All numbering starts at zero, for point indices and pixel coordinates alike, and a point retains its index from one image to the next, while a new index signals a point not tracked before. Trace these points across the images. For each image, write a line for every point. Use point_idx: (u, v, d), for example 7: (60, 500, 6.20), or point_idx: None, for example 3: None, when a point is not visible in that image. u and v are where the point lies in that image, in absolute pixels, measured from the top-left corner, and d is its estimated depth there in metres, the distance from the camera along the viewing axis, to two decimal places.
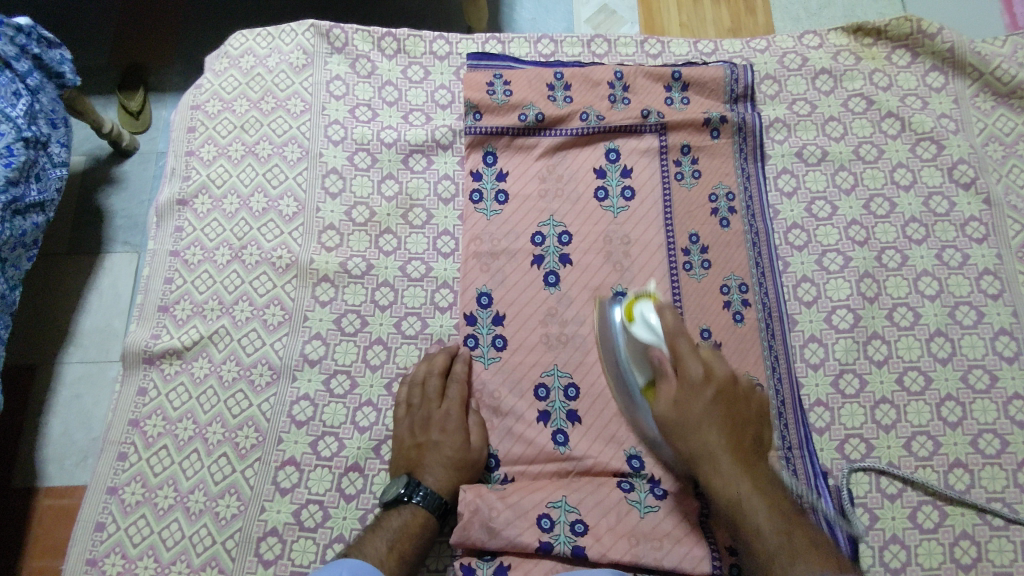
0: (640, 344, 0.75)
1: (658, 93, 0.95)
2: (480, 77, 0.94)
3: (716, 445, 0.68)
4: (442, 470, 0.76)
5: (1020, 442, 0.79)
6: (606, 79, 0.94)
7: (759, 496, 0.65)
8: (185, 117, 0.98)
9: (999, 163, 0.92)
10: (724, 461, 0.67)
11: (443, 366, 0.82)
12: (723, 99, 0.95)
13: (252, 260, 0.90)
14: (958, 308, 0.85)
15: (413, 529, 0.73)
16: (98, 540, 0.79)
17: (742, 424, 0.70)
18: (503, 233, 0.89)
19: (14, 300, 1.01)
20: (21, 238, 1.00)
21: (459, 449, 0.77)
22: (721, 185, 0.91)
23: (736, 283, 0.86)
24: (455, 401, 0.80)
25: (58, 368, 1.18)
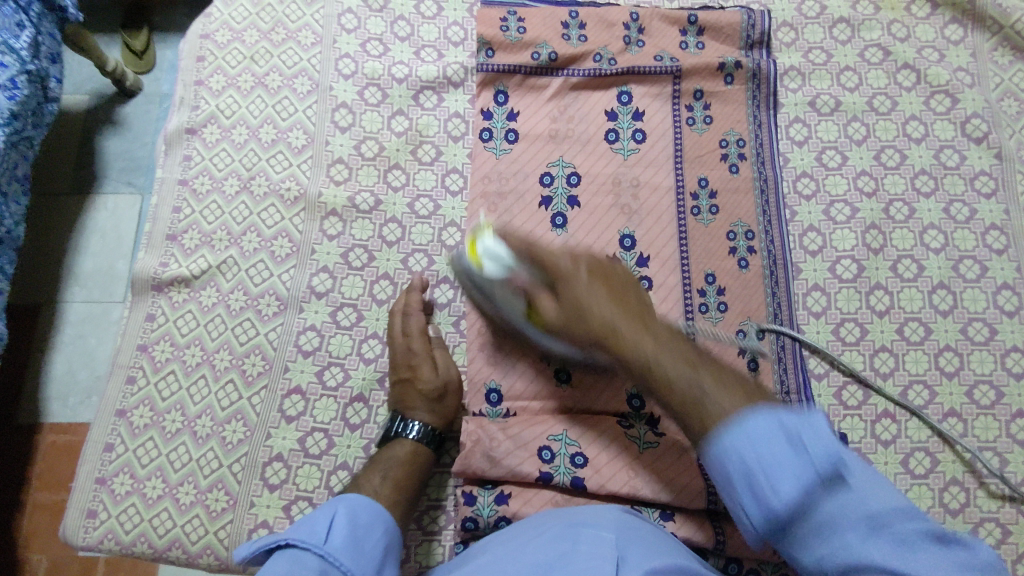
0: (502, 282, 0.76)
1: (673, 36, 0.93)
2: (494, 13, 0.93)
3: (613, 318, 0.66)
4: (424, 401, 0.78)
5: (1013, 393, 0.81)
6: (621, 20, 0.93)
7: (667, 355, 0.62)
8: (193, 46, 0.96)
9: (1014, 118, 0.91)
10: (639, 346, 0.64)
11: (404, 306, 0.83)
12: (739, 45, 0.94)
13: (261, 192, 0.90)
14: (962, 261, 0.85)
15: (408, 457, 0.75)
16: (107, 460, 0.81)
17: (623, 292, 0.69)
18: (512, 172, 0.89)
19: (17, 235, 1.02)
20: (15, 171, 1.00)
21: (433, 378, 0.79)
22: (732, 131, 0.90)
23: (742, 229, 0.86)
24: (422, 336, 0.81)
25: (60, 309, 1.19)
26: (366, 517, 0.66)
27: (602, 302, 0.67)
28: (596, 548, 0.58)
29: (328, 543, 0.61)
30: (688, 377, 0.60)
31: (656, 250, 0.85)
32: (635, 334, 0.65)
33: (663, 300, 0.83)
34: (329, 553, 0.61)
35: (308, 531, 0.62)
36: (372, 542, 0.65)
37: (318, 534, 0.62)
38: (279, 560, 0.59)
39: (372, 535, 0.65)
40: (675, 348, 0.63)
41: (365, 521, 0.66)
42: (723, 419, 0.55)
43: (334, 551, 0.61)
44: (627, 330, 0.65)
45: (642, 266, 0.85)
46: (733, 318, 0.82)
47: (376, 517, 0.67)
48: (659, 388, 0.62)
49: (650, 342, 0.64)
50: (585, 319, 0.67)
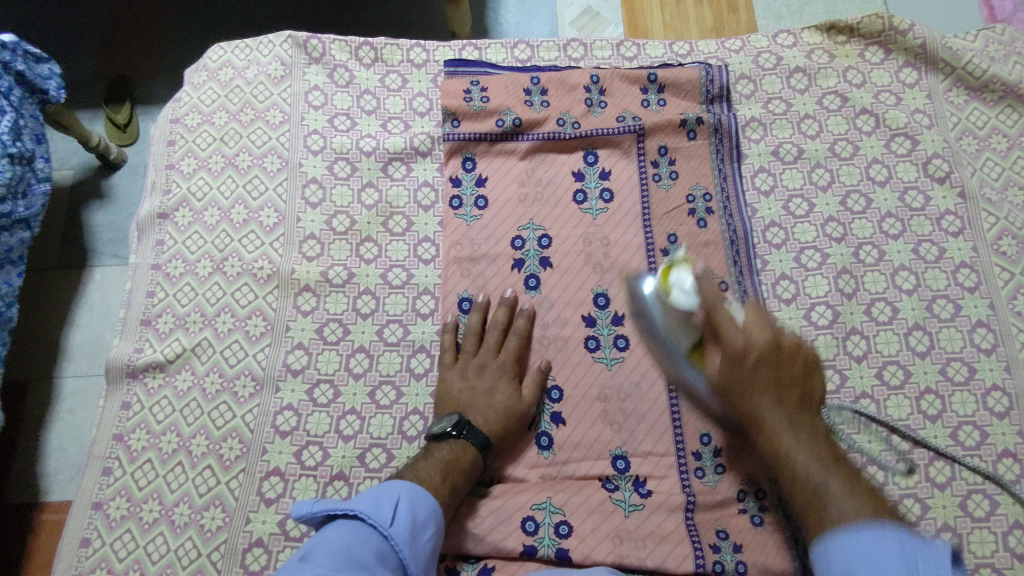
0: (679, 313, 0.75)
1: (634, 96, 0.95)
2: (457, 84, 0.95)
3: (766, 411, 0.65)
4: (492, 412, 0.78)
5: (998, 432, 0.80)
6: (582, 83, 0.95)
7: (799, 447, 0.63)
8: (165, 131, 0.98)
9: (974, 157, 0.92)
10: (761, 404, 0.65)
11: (505, 320, 0.84)
12: (699, 100, 0.95)
13: (234, 272, 0.90)
14: (935, 301, 0.86)
15: (464, 463, 0.74)
16: (84, 556, 0.79)
17: (789, 384, 0.66)
18: (482, 238, 0.89)
19: (9, 317, 1.00)
20: (7, 254, 1.00)
21: (509, 397, 0.79)
22: (698, 186, 0.91)
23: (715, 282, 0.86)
24: (511, 354, 0.83)
25: (50, 383, 1.18)
26: (426, 510, 0.67)
27: (772, 413, 0.65)
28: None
29: (392, 526, 0.63)
30: (820, 472, 0.60)
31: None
32: (780, 428, 0.64)
33: (641, 357, 0.83)
34: (392, 535, 0.62)
35: (374, 508, 0.64)
36: (425, 536, 0.65)
37: (384, 513, 0.63)
38: (344, 530, 0.62)
39: (427, 528, 0.66)
40: (818, 442, 0.63)
41: (423, 513, 0.66)
42: (846, 522, 0.55)
43: (397, 535, 0.63)
44: (774, 425, 0.64)
45: (617, 325, 0.84)
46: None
47: (431, 512, 0.67)
48: (787, 478, 0.62)
49: (784, 424, 0.64)
50: (756, 416, 0.65)
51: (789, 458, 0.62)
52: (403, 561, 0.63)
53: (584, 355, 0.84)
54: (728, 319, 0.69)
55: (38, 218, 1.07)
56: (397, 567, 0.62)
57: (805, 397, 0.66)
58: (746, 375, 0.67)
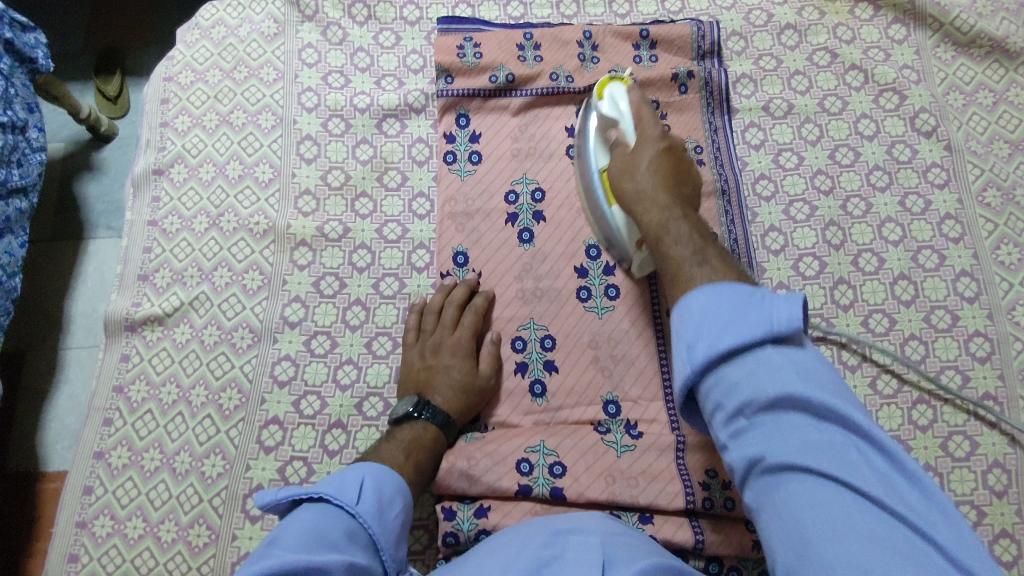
0: (618, 180, 0.75)
1: (626, 51, 0.96)
2: (451, 40, 0.95)
3: (686, 241, 0.64)
4: (450, 391, 0.78)
5: (980, 377, 0.82)
6: (575, 38, 0.95)
7: (708, 272, 0.59)
8: (158, 89, 0.98)
9: (960, 111, 0.94)
10: (677, 249, 0.64)
11: (462, 297, 0.84)
12: (691, 56, 0.96)
13: (230, 228, 0.91)
14: (920, 252, 0.87)
15: (425, 442, 0.75)
16: (87, 503, 0.81)
17: (706, 236, 0.66)
18: (477, 192, 0.90)
19: (14, 286, 1.01)
20: (5, 221, 1.00)
21: (467, 372, 0.80)
22: (689, 140, 0.92)
23: None
24: (469, 329, 0.82)
25: (55, 353, 1.18)
26: (390, 490, 0.66)
27: (685, 228, 0.66)
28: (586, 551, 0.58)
29: (358, 504, 0.62)
30: (725, 288, 0.56)
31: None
32: (693, 261, 0.62)
33: (632, 305, 0.84)
34: (360, 513, 0.62)
35: (339, 490, 0.62)
36: (393, 514, 0.65)
37: (349, 493, 0.63)
38: (306, 512, 0.60)
39: (394, 508, 0.65)
40: (717, 275, 0.58)
41: (388, 492, 0.66)
42: (728, 311, 0.52)
43: (364, 513, 0.62)
44: (689, 259, 0.62)
45: (609, 275, 0.86)
46: None
47: (397, 489, 0.67)
48: (672, 270, 0.63)
49: (687, 238, 0.64)
50: (672, 218, 0.67)
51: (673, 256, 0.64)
52: (372, 539, 0.61)
53: (577, 305, 0.85)
54: (657, 176, 0.71)
55: (35, 185, 1.08)
56: (367, 545, 0.61)
57: (711, 241, 0.66)
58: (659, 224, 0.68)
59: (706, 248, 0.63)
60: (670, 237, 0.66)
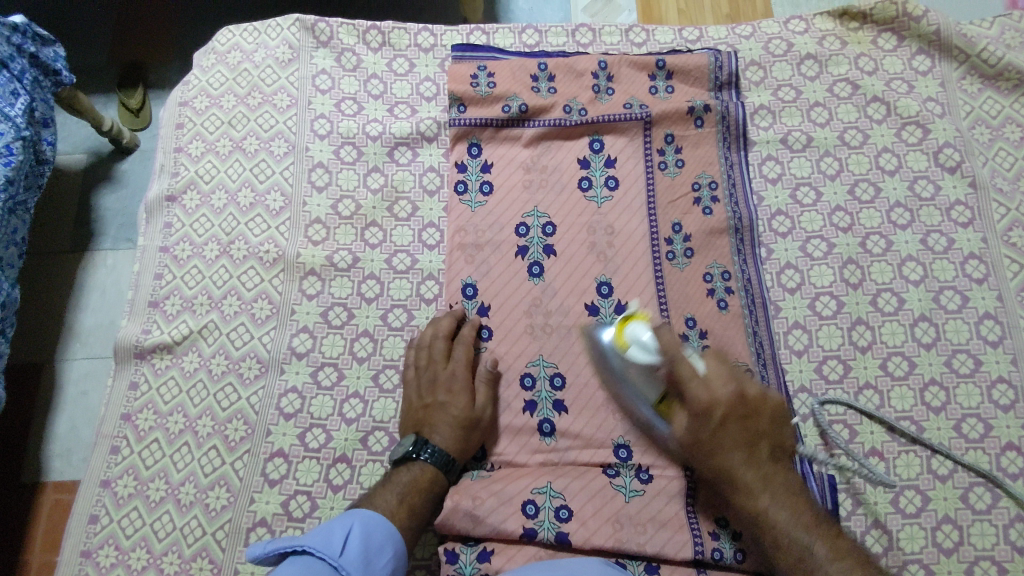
0: (643, 367, 0.74)
1: (642, 82, 0.94)
2: (464, 69, 0.95)
3: (743, 475, 0.67)
4: (448, 428, 0.77)
5: (1003, 425, 0.79)
6: (590, 69, 0.94)
7: (783, 513, 0.66)
8: (173, 114, 0.99)
9: (986, 146, 0.91)
10: (733, 458, 0.67)
11: (449, 329, 0.83)
12: (708, 87, 0.95)
13: (240, 256, 0.91)
14: (943, 292, 0.85)
15: (423, 484, 0.74)
16: (92, 532, 0.81)
17: (757, 440, 0.68)
18: (487, 224, 0.89)
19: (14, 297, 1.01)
20: (12, 237, 1.01)
21: (465, 408, 0.78)
22: (704, 174, 0.90)
23: (719, 271, 0.86)
24: (461, 362, 0.81)
25: (74, 363, 1.19)
26: (378, 538, 0.66)
27: (731, 450, 0.67)
28: None
29: (343, 556, 0.61)
30: (787, 528, 0.65)
31: (634, 296, 0.85)
32: (761, 493, 0.67)
33: None
34: (343, 565, 0.61)
35: (323, 541, 0.62)
36: (380, 563, 0.64)
37: (334, 544, 0.62)
38: (291, 566, 0.59)
39: (381, 557, 0.65)
40: (800, 530, 0.65)
41: (376, 541, 0.65)
42: None
43: (348, 565, 0.61)
44: (756, 489, 0.67)
45: (622, 313, 0.84)
46: None
47: (387, 537, 0.66)
48: (770, 544, 0.66)
49: (740, 461, 0.67)
50: (724, 456, 0.68)
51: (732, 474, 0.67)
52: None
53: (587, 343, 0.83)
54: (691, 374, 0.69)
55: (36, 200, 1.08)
56: None
57: (762, 437, 0.69)
58: (713, 437, 0.68)
59: (766, 469, 0.67)
60: (729, 478, 0.67)
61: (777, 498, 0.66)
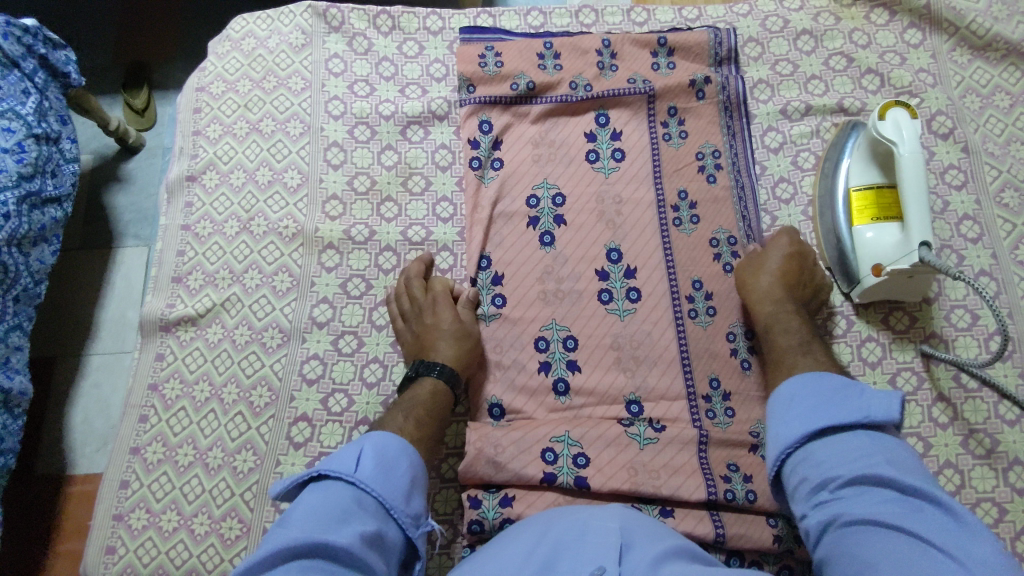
0: (880, 151, 0.84)
1: (644, 58, 0.98)
2: (472, 51, 0.98)
3: (775, 285, 0.82)
4: (444, 343, 0.82)
5: (999, 375, 0.83)
6: (594, 47, 0.98)
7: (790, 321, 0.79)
8: (191, 99, 1.02)
9: (977, 114, 0.95)
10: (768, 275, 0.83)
11: (418, 270, 0.89)
12: (708, 63, 0.98)
13: (260, 231, 0.94)
14: (941, 251, 0.88)
15: (427, 400, 0.77)
16: (124, 496, 0.83)
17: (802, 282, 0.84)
18: (500, 199, 0.92)
19: (38, 293, 1.02)
20: (41, 232, 1.02)
21: (454, 323, 0.83)
22: (706, 144, 0.94)
23: (724, 236, 0.90)
24: (438, 289, 0.86)
25: (83, 358, 1.21)
26: (393, 449, 0.67)
27: (777, 274, 0.83)
28: (604, 537, 0.59)
29: (358, 473, 0.63)
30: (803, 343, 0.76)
31: (642, 262, 0.88)
32: (783, 302, 0.81)
33: (652, 308, 0.86)
34: (360, 480, 0.62)
35: (336, 462, 0.63)
36: (399, 472, 0.65)
37: (348, 463, 0.64)
38: (311, 491, 0.61)
39: (399, 465, 0.66)
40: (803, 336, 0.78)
41: (391, 453, 0.66)
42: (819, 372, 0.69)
43: (365, 479, 0.63)
44: (781, 298, 0.81)
45: (630, 278, 0.88)
46: (722, 322, 0.86)
47: (402, 449, 0.68)
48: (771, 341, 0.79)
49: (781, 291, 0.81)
50: (770, 263, 0.84)
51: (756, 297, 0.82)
52: (380, 501, 0.62)
53: (599, 306, 0.87)
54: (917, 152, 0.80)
55: (69, 196, 1.10)
56: (375, 510, 0.62)
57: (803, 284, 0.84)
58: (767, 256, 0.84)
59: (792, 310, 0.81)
60: (758, 304, 0.82)
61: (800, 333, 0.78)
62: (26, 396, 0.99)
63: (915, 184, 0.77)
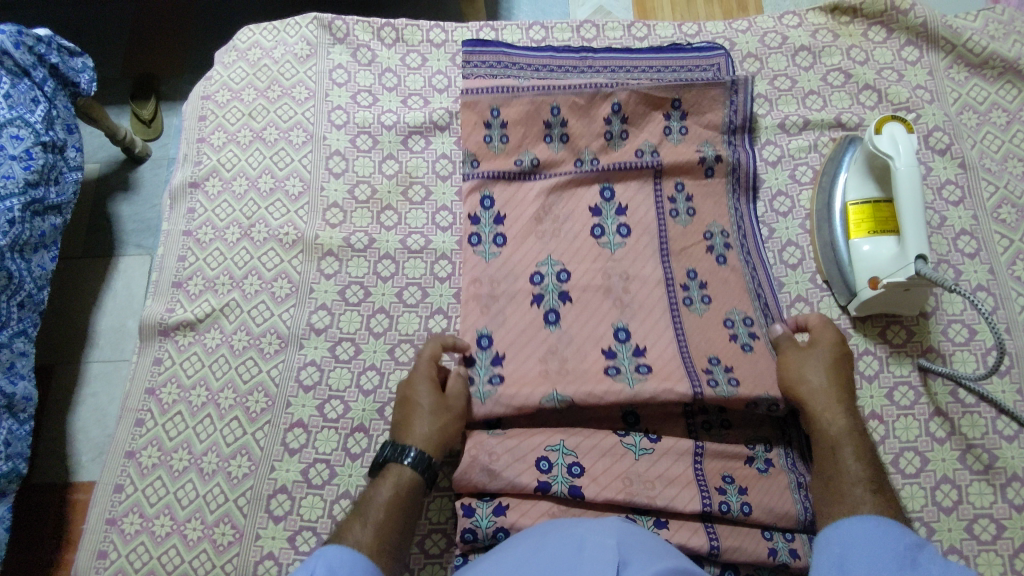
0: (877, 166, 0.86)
1: (654, 123, 0.95)
2: (478, 116, 0.94)
3: (822, 390, 0.76)
4: (423, 421, 0.75)
5: (997, 391, 0.82)
6: (603, 113, 0.94)
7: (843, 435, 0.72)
8: (196, 107, 1.03)
9: (974, 130, 0.95)
10: (815, 376, 0.77)
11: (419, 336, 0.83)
12: (722, 131, 0.95)
13: (261, 238, 0.95)
14: (939, 266, 0.88)
15: (394, 495, 0.70)
16: (117, 500, 0.83)
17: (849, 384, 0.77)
18: (502, 276, 0.88)
19: (41, 299, 1.03)
20: (40, 239, 1.03)
21: (434, 398, 0.76)
22: (716, 223, 0.91)
23: (740, 317, 0.85)
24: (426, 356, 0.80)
25: (80, 366, 1.21)
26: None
27: (823, 376, 0.76)
28: (602, 553, 0.56)
29: None
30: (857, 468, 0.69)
31: (651, 341, 0.82)
32: (834, 411, 0.74)
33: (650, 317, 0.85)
34: None
35: None
36: None
37: None
38: None
39: None
40: (859, 454, 0.71)
41: None
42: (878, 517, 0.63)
43: None
44: (830, 406, 0.75)
45: (640, 355, 0.81)
46: (719, 308, 0.85)
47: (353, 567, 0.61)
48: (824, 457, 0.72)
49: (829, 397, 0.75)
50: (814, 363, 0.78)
51: (817, 397, 0.75)
52: None
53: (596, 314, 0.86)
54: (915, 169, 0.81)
55: (68, 204, 1.11)
56: None
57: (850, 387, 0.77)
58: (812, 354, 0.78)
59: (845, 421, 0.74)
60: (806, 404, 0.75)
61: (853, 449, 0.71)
62: (32, 401, 0.99)
63: (912, 197, 0.77)
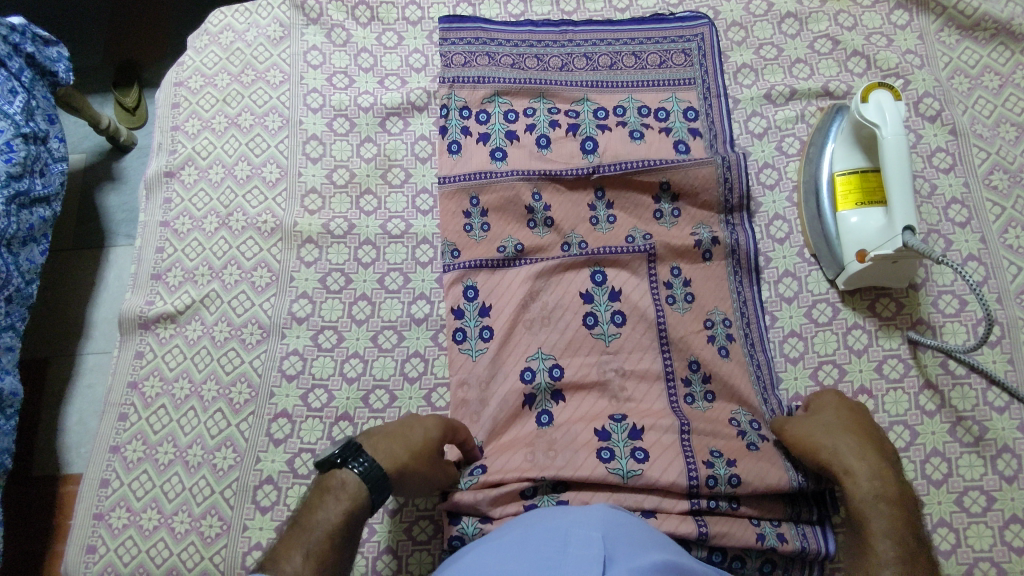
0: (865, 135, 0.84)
1: (645, 207, 0.90)
2: (457, 207, 0.90)
3: (843, 451, 0.70)
4: (399, 454, 0.68)
5: (988, 362, 0.81)
6: (588, 201, 0.90)
7: (871, 492, 0.66)
8: (169, 94, 1.01)
9: (965, 95, 0.93)
10: (834, 440, 0.71)
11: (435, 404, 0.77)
12: (718, 213, 0.89)
13: (239, 227, 0.93)
14: (929, 236, 0.87)
15: (339, 521, 0.61)
16: (103, 495, 0.83)
17: (879, 444, 0.72)
18: (490, 374, 0.82)
19: (30, 293, 1.02)
20: (30, 232, 1.01)
21: (424, 440, 0.70)
22: (717, 310, 0.85)
23: (745, 418, 0.79)
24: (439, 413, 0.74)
25: (73, 358, 1.21)
26: None
27: (841, 437, 0.72)
28: (586, 547, 0.54)
29: None
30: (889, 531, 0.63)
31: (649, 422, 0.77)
32: (859, 470, 0.68)
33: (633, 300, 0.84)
34: None
35: None
36: None
37: None
38: None
39: None
40: (892, 515, 0.64)
41: None
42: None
43: None
44: (853, 466, 0.69)
45: (635, 438, 0.75)
46: (723, 408, 0.80)
47: None
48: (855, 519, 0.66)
49: (852, 459, 0.69)
50: (828, 426, 0.73)
51: (838, 461, 0.70)
52: None
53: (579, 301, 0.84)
54: None
55: (58, 195, 1.09)
56: None
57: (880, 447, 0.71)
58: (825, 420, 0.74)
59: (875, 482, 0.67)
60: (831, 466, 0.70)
61: (884, 510, 0.65)
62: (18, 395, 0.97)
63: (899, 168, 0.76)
